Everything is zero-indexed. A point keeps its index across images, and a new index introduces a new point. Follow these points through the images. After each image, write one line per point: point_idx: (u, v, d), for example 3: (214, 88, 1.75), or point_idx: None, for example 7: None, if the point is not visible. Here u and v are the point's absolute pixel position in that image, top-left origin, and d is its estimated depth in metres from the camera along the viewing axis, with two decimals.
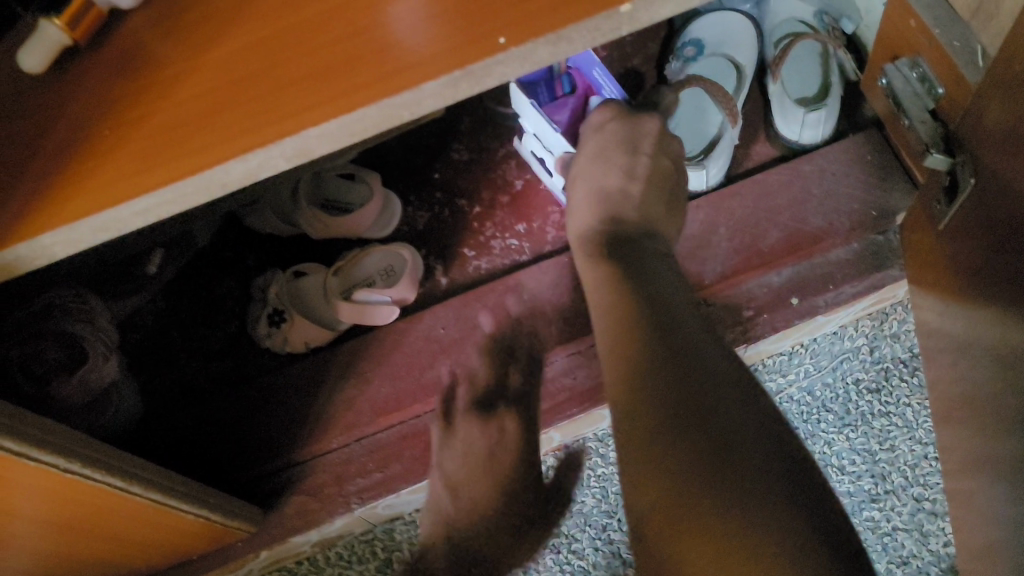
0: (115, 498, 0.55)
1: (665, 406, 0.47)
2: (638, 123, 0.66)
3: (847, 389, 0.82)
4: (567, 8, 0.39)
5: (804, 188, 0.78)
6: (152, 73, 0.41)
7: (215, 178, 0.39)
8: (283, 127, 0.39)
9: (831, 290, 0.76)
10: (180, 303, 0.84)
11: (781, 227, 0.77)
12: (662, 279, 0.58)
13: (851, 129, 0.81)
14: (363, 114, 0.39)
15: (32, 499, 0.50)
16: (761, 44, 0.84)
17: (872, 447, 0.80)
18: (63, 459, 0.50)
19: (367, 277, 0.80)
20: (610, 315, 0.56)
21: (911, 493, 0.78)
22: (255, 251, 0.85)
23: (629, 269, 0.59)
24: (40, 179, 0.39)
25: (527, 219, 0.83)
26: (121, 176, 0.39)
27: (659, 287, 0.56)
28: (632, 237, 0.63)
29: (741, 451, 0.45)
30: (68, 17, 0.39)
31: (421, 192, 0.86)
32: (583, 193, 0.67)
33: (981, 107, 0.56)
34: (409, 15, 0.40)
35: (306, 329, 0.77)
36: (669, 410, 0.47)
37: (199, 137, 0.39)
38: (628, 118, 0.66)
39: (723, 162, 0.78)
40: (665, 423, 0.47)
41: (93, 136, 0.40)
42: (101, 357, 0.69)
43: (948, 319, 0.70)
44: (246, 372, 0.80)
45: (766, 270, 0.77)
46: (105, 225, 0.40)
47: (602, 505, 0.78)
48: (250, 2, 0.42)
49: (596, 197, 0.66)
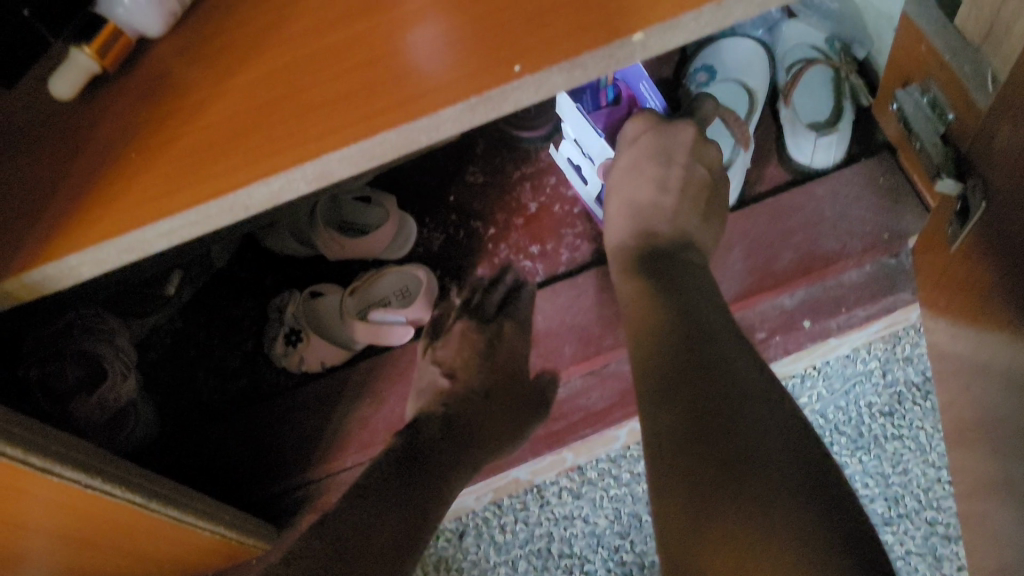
0: (133, 514, 0.56)
1: (686, 421, 0.47)
2: (672, 134, 0.68)
3: (860, 412, 0.82)
4: (582, 36, 0.40)
5: (816, 211, 0.78)
6: (178, 98, 0.42)
7: (237, 201, 0.40)
8: (304, 151, 0.40)
9: (843, 312, 0.77)
10: (198, 322, 0.85)
11: (793, 248, 0.77)
12: (698, 288, 0.57)
13: (863, 153, 0.81)
14: (383, 139, 0.40)
15: (51, 515, 0.51)
16: (774, 70, 0.85)
17: (885, 470, 0.80)
18: (85, 474, 0.51)
19: (383, 298, 0.81)
20: (642, 321, 0.56)
21: (925, 517, 0.78)
22: (274, 271, 0.86)
23: (662, 280, 0.59)
24: (69, 202, 0.41)
25: (541, 241, 0.83)
26: (147, 199, 0.40)
27: (689, 296, 0.56)
28: (667, 249, 0.63)
29: (759, 462, 0.44)
30: (98, 45, 0.41)
31: (437, 214, 0.87)
32: (618, 205, 0.68)
33: (993, 129, 0.57)
34: (428, 43, 0.41)
35: (322, 349, 0.78)
36: (691, 424, 0.47)
37: (223, 161, 0.40)
38: (662, 129, 0.68)
39: (735, 186, 0.79)
40: (687, 437, 0.46)
41: (120, 160, 0.41)
42: (120, 375, 0.71)
43: (961, 341, 0.70)
44: (262, 392, 0.81)
45: (779, 292, 0.77)
46: (130, 247, 0.41)
47: (615, 526, 0.81)
48: (274, 30, 0.43)
49: (628, 208, 0.67)
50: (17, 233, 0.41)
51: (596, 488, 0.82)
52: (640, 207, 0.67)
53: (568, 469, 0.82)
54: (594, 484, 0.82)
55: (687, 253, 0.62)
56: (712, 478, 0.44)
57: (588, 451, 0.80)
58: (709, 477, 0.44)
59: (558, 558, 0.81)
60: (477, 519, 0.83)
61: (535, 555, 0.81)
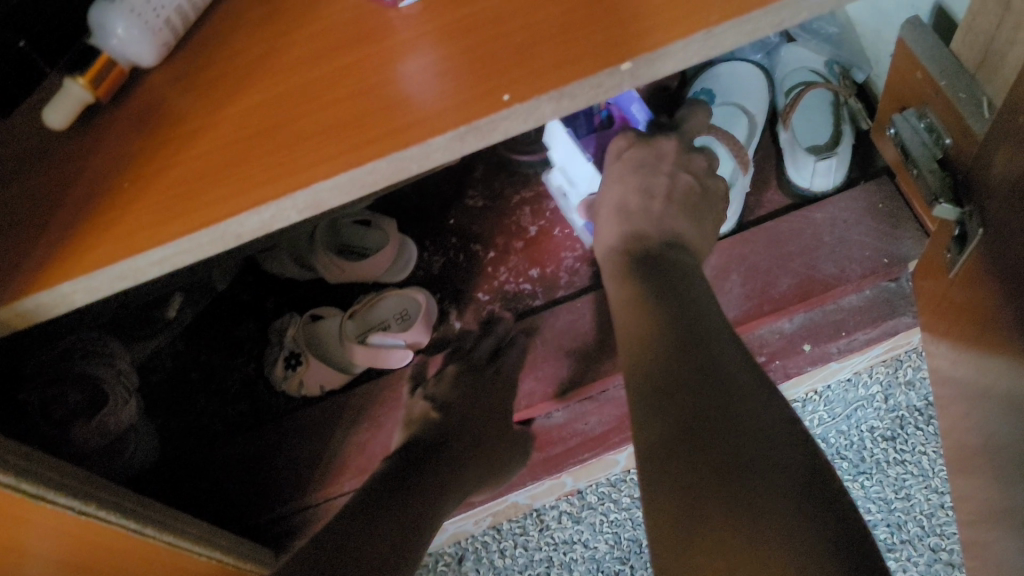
0: (128, 540, 0.56)
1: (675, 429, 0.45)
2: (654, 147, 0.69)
3: (862, 437, 0.82)
4: (571, 66, 0.40)
5: (815, 236, 0.78)
6: (172, 128, 0.42)
7: (228, 230, 0.41)
8: (294, 180, 0.40)
9: (844, 336, 0.77)
10: (199, 346, 0.85)
11: (792, 273, 0.77)
12: (691, 293, 0.56)
13: (863, 177, 0.82)
14: (373, 168, 0.40)
15: (48, 542, 0.51)
16: (773, 93, 0.85)
17: (888, 496, 0.80)
18: (82, 501, 0.51)
19: (383, 320, 0.81)
20: (636, 334, 0.55)
21: (928, 543, 0.77)
22: (275, 293, 0.87)
23: (655, 284, 0.57)
24: (62, 230, 0.41)
25: (541, 264, 0.84)
26: (138, 228, 0.40)
27: (687, 303, 0.55)
28: (656, 250, 0.61)
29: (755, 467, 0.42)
30: (91, 76, 0.41)
31: (437, 237, 0.87)
32: (606, 213, 0.67)
33: (989, 154, 0.57)
34: (419, 72, 0.42)
35: (322, 373, 0.79)
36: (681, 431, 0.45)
37: (214, 190, 0.40)
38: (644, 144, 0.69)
39: (734, 211, 0.79)
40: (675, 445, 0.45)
41: (112, 190, 0.41)
42: (120, 402, 0.72)
43: (962, 366, 0.70)
44: (261, 416, 0.81)
45: (778, 317, 0.76)
46: (120, 275, 0.41)
47: (615, 551, 0.80)
48: (268, 61, 0.43)
49: (616, 213, 0.66)
50: (10, 262, 0.41)
51: (596, 513, 0.82)
52: (628, 211, 0.65)
53: (568, 493, 0.82)
54: (594, 509, 0.82)
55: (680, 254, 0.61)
56: (706, 485, 0.42)
57: (588, 476, 0.80)
58: (706, 483, 0.42)
59: None
60: (476, 544, 0.83)
61: None
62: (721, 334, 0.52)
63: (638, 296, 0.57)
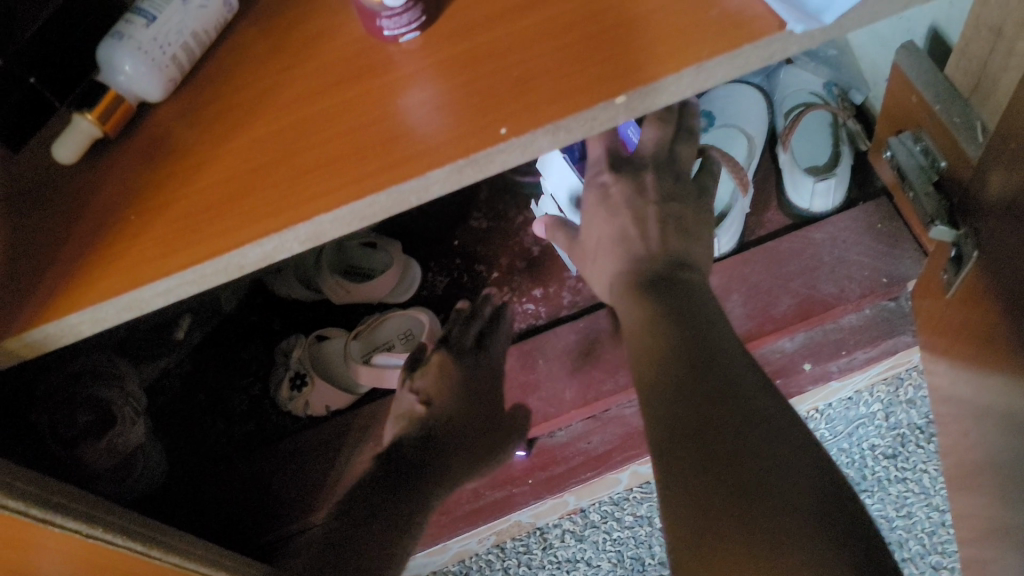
0: (135, 562, 0.56)
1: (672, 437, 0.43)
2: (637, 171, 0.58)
3: (863, 454, 0.82)
4: (566, 99, 0.41)
5: (815, 255, 0.79)
6: (179, 161, 0.43)
7: (232, 261, 0.41)
8: (297, 213, 0.41)
9: (844, 355, 0.78)
10: (207, 367, 0.86)
11: (793, 293, 0.78)
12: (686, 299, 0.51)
13: (862, 198, 0.83)
14: (373, 200, 0.41)
15: (55, 564, 0.52)
16: (773, 115, 0.86)
17: (889, 514, 0.80)
18: (87, 525, 0.51)
19: (388, 341, 0.82)
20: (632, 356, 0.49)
21: (928, 561, 0.78)
22: (281, 314, 0.88)
23: (669, 309, 0.50)
24: (72, 261, 0.42)
25: (544, 284, 0.85)
26: (145, 259, 0.41)
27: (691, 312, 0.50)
28: (664, 273, 0.53)
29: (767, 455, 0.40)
30: (99, 112, 0.43)
31: (441, 258, 0.88)
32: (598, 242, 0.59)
33: (984, 178, 0.57)
34: (419, 106, 0.43)
35: (327, 393, 0.80)
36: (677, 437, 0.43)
37: (219, 222, 0.41)
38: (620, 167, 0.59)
39: (734, 231, 0.79)
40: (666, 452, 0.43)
41: (121, 222, 0.42)
42: (129, 420, 0.73)
43: (961, 385, 0.70)
44: (268, 436, 0.82)
45: (779, 335, 0.77)
46: (126, 305, 0.42)
47: (618, 569, 0.81)
48: (272, 95, 0.44)
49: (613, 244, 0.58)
50: (20, 291, 0.42)
51: (599, 531, 0.82)
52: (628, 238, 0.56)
53: (571, 512, 0.83)
54: (597, 527, 0.83)
55: (685, 273, 0.54)
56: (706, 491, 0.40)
57: (591, 495, 0.81)
58: (721, 499, 0.39)
59: None
60: (480, 562, 0.83)
61: None
62: (732, 354, 0.46)
63: (647, 326, 0.50)
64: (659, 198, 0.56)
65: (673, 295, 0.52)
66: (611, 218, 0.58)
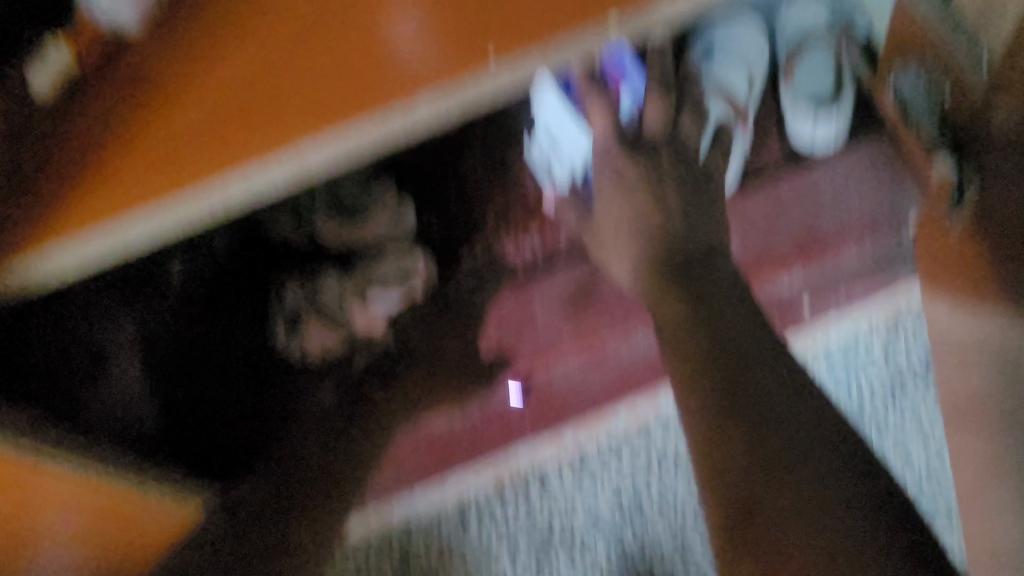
0: (130, 492, 0.59)
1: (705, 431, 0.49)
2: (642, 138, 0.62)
3: (859, 398, 0.80)
4: (552, 30, 0.43)
5: (815, 192, 0.80)
6: (160, 92, 0.43)
7: (225, 192, 0.42)
8: (290, 142, 0.42)
9: (841, 292, 0.79)
10: (193, 315, 0.83)
11: (790, 232, 0.80)
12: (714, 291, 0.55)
13: (863, 132, 0.80)
14: (364, 130, 0.42)
15: (62, 493, 0.54)
16: (772, 46, 0.80)
17: (884, 452, 0.80)
18: (71, 462, 0.54)
19: (383, 282, 0.81)
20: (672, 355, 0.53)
21: (920, 494, 0.80)
22: (270, 259, 0.85)
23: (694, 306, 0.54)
24: (59, 194, 0.42)
25: (541, 226, 0.84)
26: (137, 190, 0.42)
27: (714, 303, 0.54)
28: (694, 260, 0.57)
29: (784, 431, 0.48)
30: (73, 40, 0.42)
31: (435, 199, 0.87)
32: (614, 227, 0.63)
33: (1001, 98, 0.57)
34: (405, 35, 0.43)
35: (324, 333, 0.80)
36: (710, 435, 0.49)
37: (209, 153, 0.42)
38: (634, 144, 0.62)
39: (733, 168, 0.76)
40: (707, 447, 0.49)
41: (105, 154, 0.42)
42: (124, 365, 0.72)
43: (959, 326, 0.69)
44: (270, 374, 0.84)
45: (777, 270, 0.79)
46: (110, 243, 0.42)
47: (615, 508, 0.82)
48: (251, 21, 0.44)
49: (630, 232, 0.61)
50: (9, 224, 0.42)
51: (595, 474, 0.82)
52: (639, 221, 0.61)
53: (567, 455, 0.82)
54: (592, 470, 0.82)
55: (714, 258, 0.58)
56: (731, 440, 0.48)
57: (589, 437, 0.82)
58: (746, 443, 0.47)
59: (558, 542, 0.82)
60: (477, 505, 0.83)
61: (535, 539, 0.82)
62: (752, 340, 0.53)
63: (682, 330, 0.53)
64: (668, 178, 0.60)
65: (701, 281, 0.56)
66: (629, 205, 0.61)
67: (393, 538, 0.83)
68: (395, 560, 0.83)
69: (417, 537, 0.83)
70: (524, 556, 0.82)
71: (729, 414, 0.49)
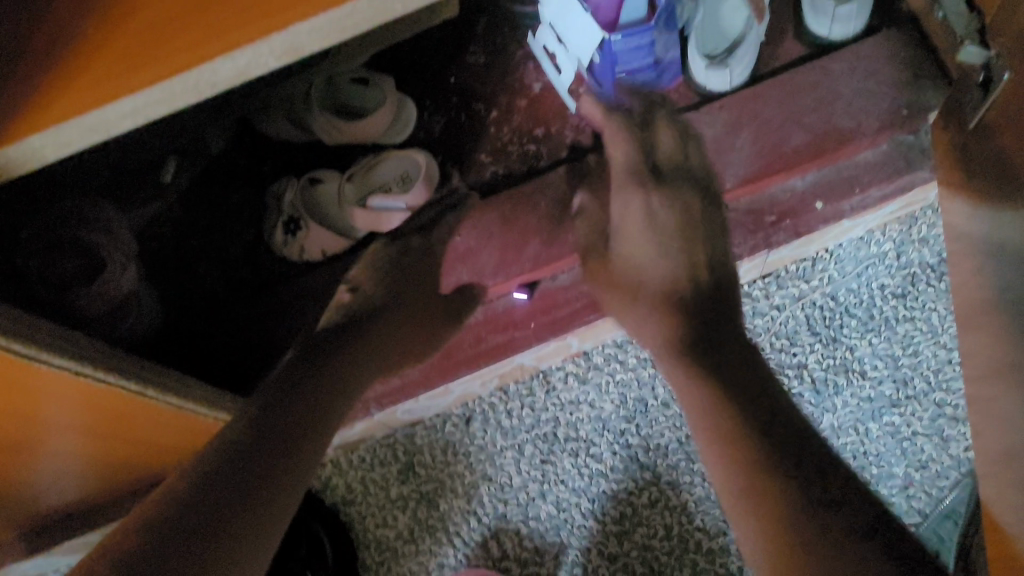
0: (130, 402, 0.56)
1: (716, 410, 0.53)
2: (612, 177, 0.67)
3: (871, 295, 0.80)
4: None
5: (832, 88, 0.74)
6: None
7: (203, 78, 0.39)
8: (272, 23, 0.38)
9: (857, 193, 0.74)
10: (198, 213, 0.84)
11: (805, 129, 0.74)
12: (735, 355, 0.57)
13: (884, 25, 0.77)
14: (354, 8, 0.39)
15: (56, 404, 0.52)
16: None
17: (895, 352, 0.79)
18: (76, 362, 0.49)
19: (384, 184, 0.79)
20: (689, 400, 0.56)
21: (933, 398, 0.78)
22: (271, 157, 0.85)
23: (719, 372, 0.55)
24: (17, 80, 0.38)
25: (545, 124, 0.80)
26: (104, 77, 0.38)
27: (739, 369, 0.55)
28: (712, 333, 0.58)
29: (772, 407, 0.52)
30: None
31: (436, 96, 0.84)
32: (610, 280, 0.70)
33: None
34: None
35: (323, 238, 0.78)
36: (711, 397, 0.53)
37: (182, 34, 0.38)
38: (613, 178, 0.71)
39: (748, 60, 0.74)
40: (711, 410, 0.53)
41: (65, 34, 0.38)
42: (119, 266, 0.71)
43: (977, 221, 0.67)
44: (265, 281, 0.81)
45: (789, 175, 0.74)
46: (93, 128, 0.39)
47: (621, 410, 0.81)
48: None
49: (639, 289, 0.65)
50: None
51: (602, 374, 0.82)
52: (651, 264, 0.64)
53: (575, 355, 0.82)
54: (600, 369, 0.82)
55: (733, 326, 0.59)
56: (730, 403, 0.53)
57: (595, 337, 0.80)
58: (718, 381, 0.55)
59: (563, 442, 0.81)
60: (483, 405, 0.83)
61: (540, 439, 0.81)
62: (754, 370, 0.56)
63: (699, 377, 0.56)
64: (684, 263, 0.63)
65: (723, 350, 0.57)
66: (642, 234, 0.64)
67: (398, 440, 0.84)
68: (400, 463, 0.83)
69: (422, 439, 0.83)
70: (528, 455, 0.81)
71: (785, 453, 0.48)
